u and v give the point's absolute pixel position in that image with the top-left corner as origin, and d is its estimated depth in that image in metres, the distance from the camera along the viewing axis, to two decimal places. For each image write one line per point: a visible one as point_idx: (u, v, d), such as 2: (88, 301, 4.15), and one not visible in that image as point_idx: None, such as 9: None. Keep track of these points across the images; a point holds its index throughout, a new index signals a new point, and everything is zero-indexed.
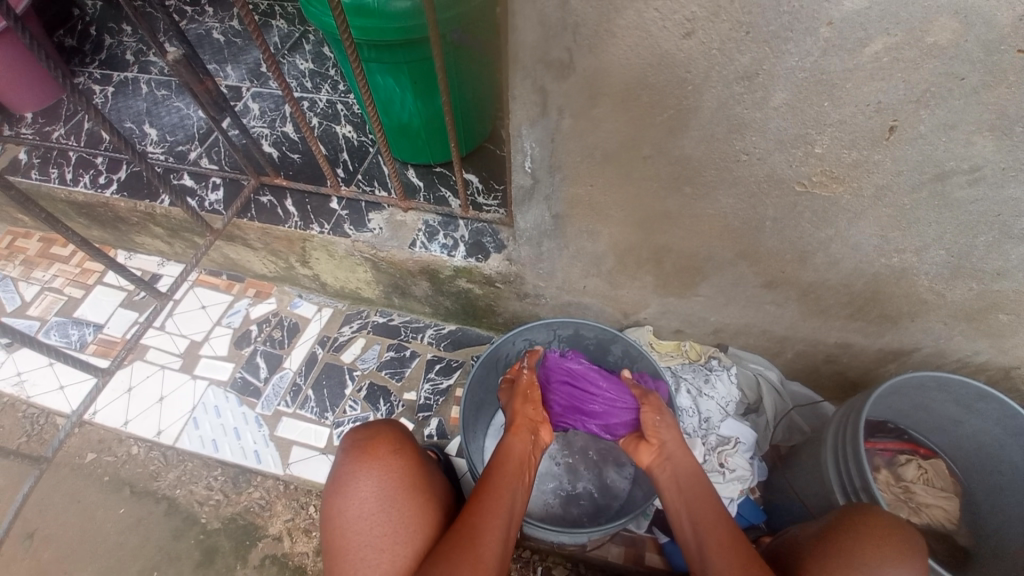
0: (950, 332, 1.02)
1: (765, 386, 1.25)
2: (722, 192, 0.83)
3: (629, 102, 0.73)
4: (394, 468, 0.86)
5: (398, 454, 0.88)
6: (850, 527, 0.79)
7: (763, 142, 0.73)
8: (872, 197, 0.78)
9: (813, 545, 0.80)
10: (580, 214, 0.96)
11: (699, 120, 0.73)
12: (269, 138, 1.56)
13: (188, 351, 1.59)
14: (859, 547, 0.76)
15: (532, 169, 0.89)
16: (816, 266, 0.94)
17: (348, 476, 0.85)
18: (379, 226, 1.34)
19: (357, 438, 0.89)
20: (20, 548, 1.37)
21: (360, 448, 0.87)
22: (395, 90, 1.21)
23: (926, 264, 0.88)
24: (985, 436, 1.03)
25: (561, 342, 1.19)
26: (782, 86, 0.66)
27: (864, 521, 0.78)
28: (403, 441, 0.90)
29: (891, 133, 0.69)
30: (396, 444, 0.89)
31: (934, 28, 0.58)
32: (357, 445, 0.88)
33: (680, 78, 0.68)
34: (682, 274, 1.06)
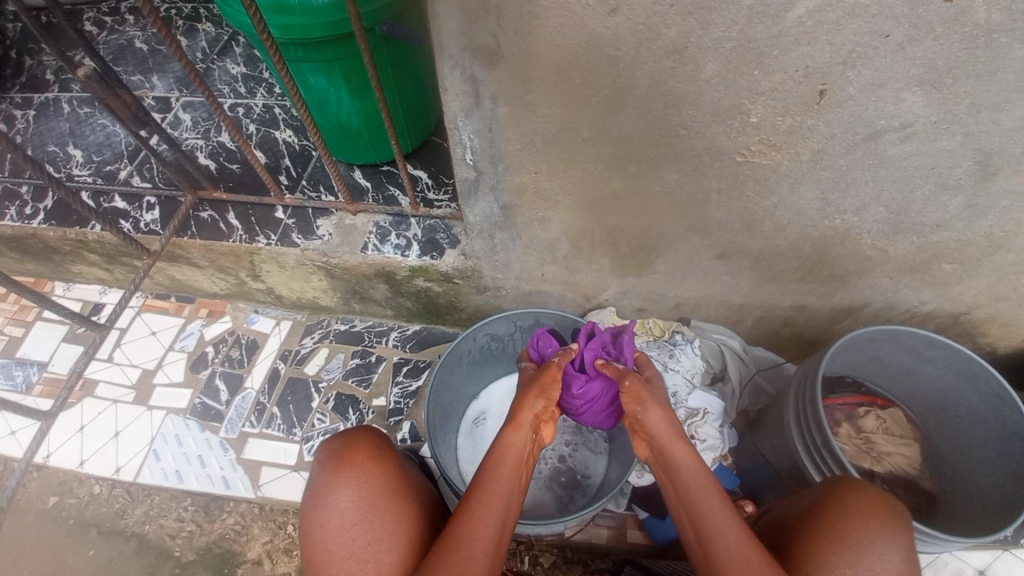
0: (897, 285, 1.05)
1: (729, 354, 1.27)
2: (666, 168, 0.83)
3: (562, 84, 0.71)
4: (374, 474, 0.84)
5: (377, 460, 0.86)
6: (847, 501, 0.78)
7: (699, 114, 0.73)
8: (810, 161, 0.78)
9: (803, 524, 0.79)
10: (528, 201, 0.94)
11: (635, 97, 0.72)
12: (204, 150, 1.49)
13: (142, 380, 1.52)
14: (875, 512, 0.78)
15: (473, 161, 0.87)
16: (765, 234, 0.95)
17: (328, 488, 0.82)
18: (329, 233, 1.29)
19: (333, 447, 0.86)
20: None
21: (337, 458, 0.85)
22: (329, 90, 1.16)
23: (867, 223, 0.89)
24: (937, 382, 1.07)
25: (522, 332, 1.17)
26: (711, 56, 0.65)
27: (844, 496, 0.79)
28: (381, 447, 0.88)
29: (822, 97, 0.69)
30: (373, 450, 0.87)
31: None
32: (333, 455, 0.85)
33: (611, 56, 0.66)
34: (637, 253, 1.06)
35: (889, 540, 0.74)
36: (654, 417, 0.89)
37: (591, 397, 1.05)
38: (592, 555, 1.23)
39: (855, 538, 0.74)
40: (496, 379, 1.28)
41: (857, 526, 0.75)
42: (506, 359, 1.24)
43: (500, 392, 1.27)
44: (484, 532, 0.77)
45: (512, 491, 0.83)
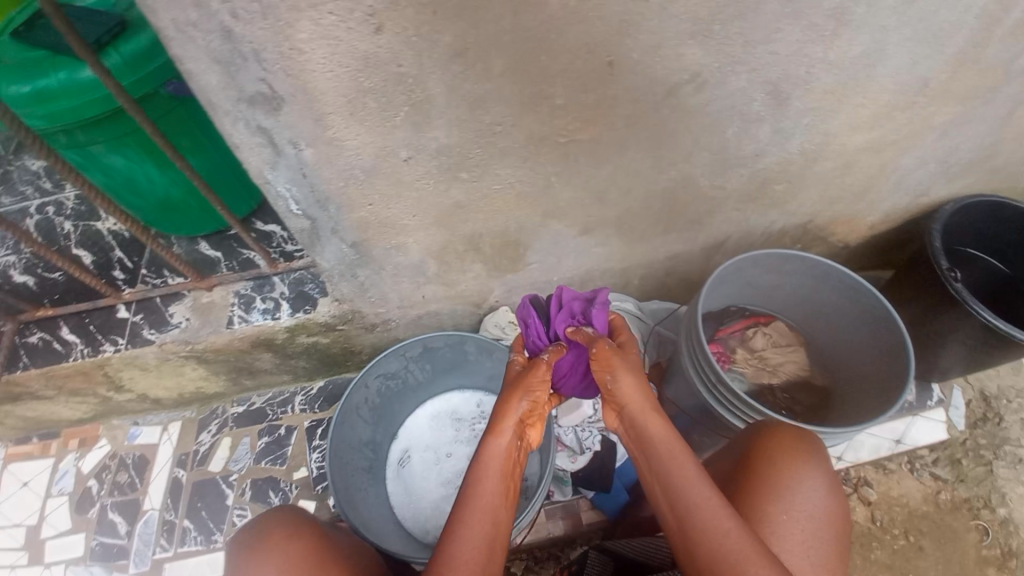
0: (745, 213, 1.12)
1: (626, 317, 1.31)
2: (498, 165, 0.81)
3: (359, 112, 0.67)
4: (296, 549, 0.76)
5: (295, 536, 0.78)
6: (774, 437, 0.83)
7: (508, 109, 0.72)
8: (627, 126, 0.80)
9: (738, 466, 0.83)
10: (377, 233, 0.90)
11: (438, 108, 0.69)
12: (17, 266, 1.29)
13: (23, 541, 1.32)
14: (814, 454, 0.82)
15: (301, 209, 0.81)
16: (615, 201, 0.97)
17: None
18: (185, 318, 1.17)
19: (246, 538, 0.79)
20: None
21: (247, 551, 0.77)
22: (138, 168, 1.04)
23: (698, 167, 0.94)
24: (804, 288, 1.16)
25: (417, 362, 1.12)
26: (495, 53, 0.64)
27: (784, 441, 0.83)
28: (301, 521, 0.81)
29: (613, 68, 0.70)
30: (288, 532, 0.78)
31: None
32: (245, 547, 0.77)
33: (397, 74, 0.63)
34: (506, 250, 1.05)
35: (813, 465, 0.81)
36: (631, 388, 0.82)
37: (564, 371, 0.98)
38: (560, 546, 1.22)
39: (787, 469, 0.79)
40: (411, 412, 1.23)
41: (787, 458, 0.81)
42: (413, 391, 1.19)
43: (420, 424, 1.23)
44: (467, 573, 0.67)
45: (498, 506, 0.73)
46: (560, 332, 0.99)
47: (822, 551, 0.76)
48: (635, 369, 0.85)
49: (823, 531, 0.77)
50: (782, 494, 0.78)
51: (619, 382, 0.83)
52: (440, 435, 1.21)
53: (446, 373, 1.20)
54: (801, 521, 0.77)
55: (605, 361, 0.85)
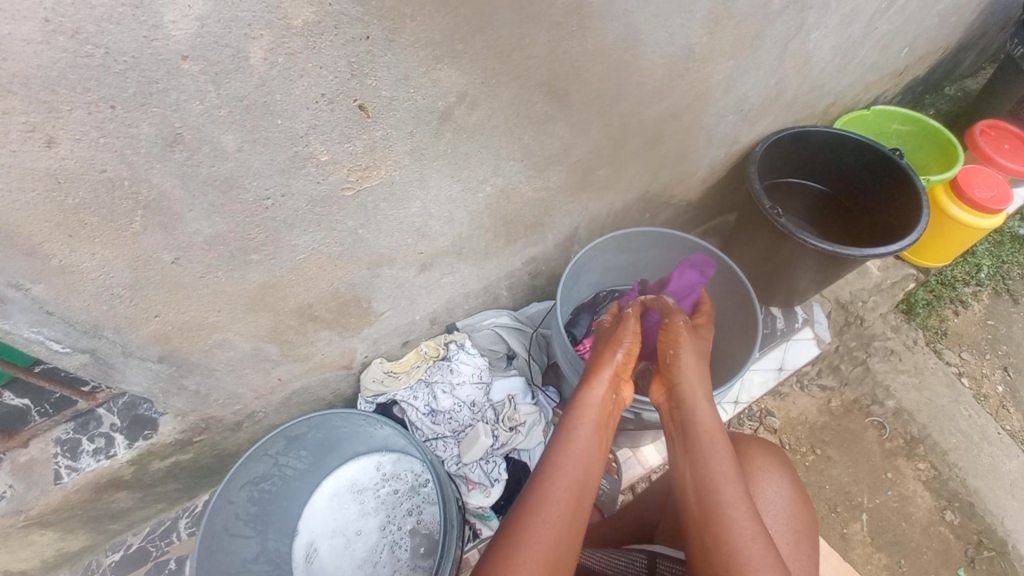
0: (581, 203, 1.13)
1: (505, 332, 1.28)
2: (291, 236, 0.73)
3: (80, 232, 0.57)
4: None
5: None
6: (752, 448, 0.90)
7: (268, 180, 0.64)
8: (415, 160, 0.75)
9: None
10: (183, 340, 0.79)
11: (179, 201, 0.60)
12: None
13: None
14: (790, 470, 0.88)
15: (70, 346, 0.69)
16: (442, 231, 0.93)
17: None
18: (7, 486, 0.98)
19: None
20: None
21: None
22: None
23: (513, 176, 0.92)
24: (655, 258, 1.22)
25: (289, 453, 1.02)
26: (218, 130, 0.56)
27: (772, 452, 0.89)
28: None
29: (366, 111, 0.64)
30: None
31: (291, 10, 0.51)
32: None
33: (105, 180, 0.54)
34: (350, 310, 0.97)
35: (782, 470, 0.87)
36: (692, 367, 0.84)
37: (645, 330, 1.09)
38: None
39: (765, 475, 0.85)
40: (308, 501, 1.12)
41: (763, 463, 0.87)
42: (299, 480, 1.08)
43: (320, 510, 1.12)
44: (541, 557, 0.65)
45: (581, 467, 0.74)
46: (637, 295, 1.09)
47: (799, 555, 0.80)
48: (698, 350, 0.88)
49: (798, 533, 0.82)
50: (761, 498, 0.83)
51: (684, 359, 0.85)
52: (346, 514, 1.11)
53: (331, 450, 1.10)
54: (778, 525, 0.82)
55: (674, 335, 0.88)
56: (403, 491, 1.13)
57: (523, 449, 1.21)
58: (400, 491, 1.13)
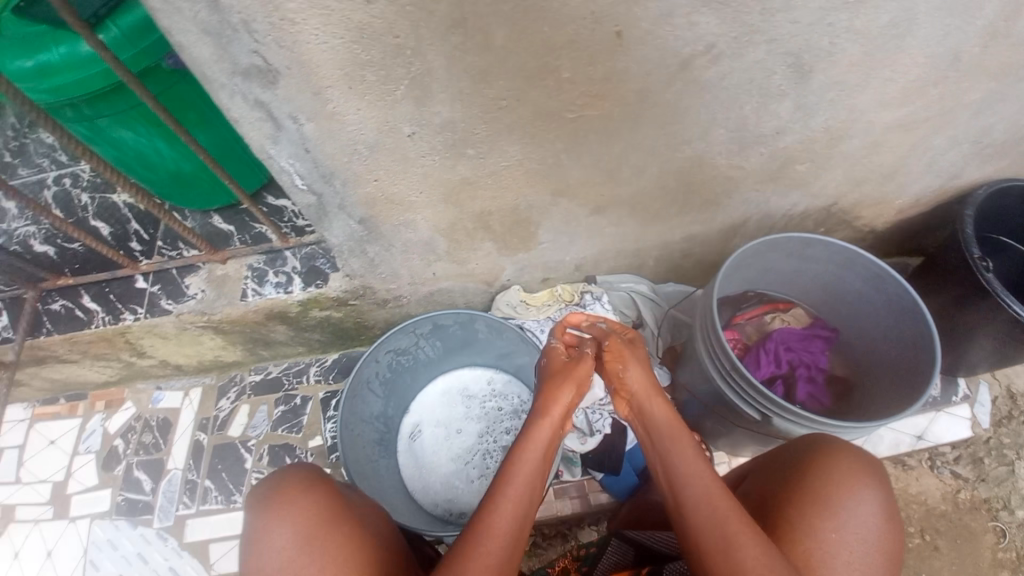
0: (767, 195, 1.08)
1: (641, 300, 1.32)
2: (504, 142, 0.79)
3: (358, 86, 0.65)
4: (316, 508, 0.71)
5: (318, 489, 0.73)
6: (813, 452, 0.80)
7: (511, 82, 0.69)
8: (638, 101, 0.76)
9: (781, 483, 0.80)
10: (383, 209, 0.89)
11: (439, 81, 0.67)
12: (38, 236, 1.30)
13: (55, 494, 1.39)
14: (875, 477, 0.76)
15: (306, 184, 0.80)
16: (628, 180, 0.94)
17: (262, 532, 0.69)
18: (201, 290, 1.19)
19: (266, 487, 0.73)
20: None
21: (269, 502, 0.71)
22: (146, 145, 1.01)
23: (718, 145, 0.90)
24: (823, 276, 1.13)
25: (427, 340, 1.11)
26: (495, 23, 0.61)
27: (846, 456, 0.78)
28: (320, 477, 0.75)
29: (621, 38, 0.66)
30: (306, 485, 0.73)
31: None
32: (267, 494, 0.72)
33: (394, 46, 0.61)
34: (516, 229, 1.03)
35: (870, 482, 0.75)
36: (641, 373, 0.88)
37: (813, 367, 1.14)
38: (568, 524, 1.26)
39: (843, 487, 0.74)
40: (423, 388, 1.23)
41: (842, 473, 0.76)
42: (423, 367, 1.19)
43: (431, 399, 1.23)
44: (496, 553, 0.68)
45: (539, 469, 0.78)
46: (818, 343, 1.17)
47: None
48: (643, 362, 0.91)
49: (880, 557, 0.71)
50: (834, 511, 0.73)
51: (631, 368, 0.89)
52: (451, 410, 1.22)
53: (457, 350, 1.19)
54: (857, 544, 0.71)
55: (616, 351, 0.92)
56: (506, 410, 1.20)
57: None
58: (503, 410, 1.21)
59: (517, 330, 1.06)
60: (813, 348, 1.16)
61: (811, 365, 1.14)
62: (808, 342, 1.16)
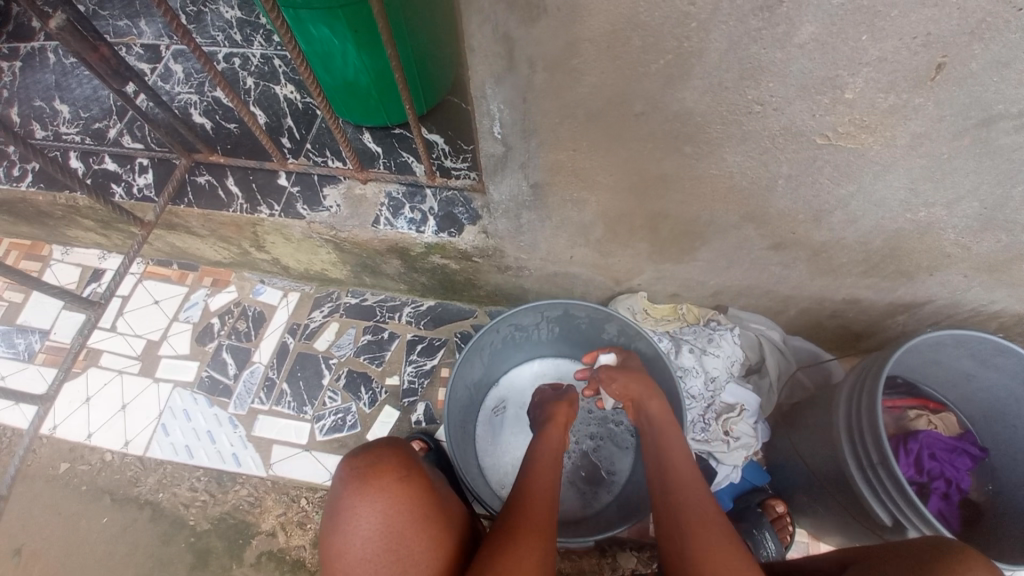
0: (970, 282, 0.95)
1: (767, 347, 1.20)
2: (729, 150, 0.70)
3: (617, 49, 0.57)
4: (399, 499, 0.76)
5: (404, 484, 0.77)
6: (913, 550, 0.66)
7: (782, 88, 0.59)
8: (906, 146, 0.66)
9: None
10: (561, 182, 0.82)
11: (704, 66, 0.58)
12: (198, 107, 1.32)
13: (147, 351, 1.46)
14: None
15: (502, 134, 0.74)
16: (832, 225, 0.83)
17: (348, 512, 0.75)
18: (336, 204, 1.17)
19: (356, 467, 0.79)
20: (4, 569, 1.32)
21: (359, 480, 0.77)
22: (334, 43, 0.99)
23: (955, 217, 0.78)
24: (999, 390, 1.01)
25: (548, 324, 1.06)
26: (810, 16, 0.51)
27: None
28: (409, 466, 0.80)
29: (939, 71, 0.56)
30: (399, 472, 0.78)
31: None
32: (356, 476, 0.77)
33: (682, 13, 0.53)
34: (680, 240, 0.95)
35: None
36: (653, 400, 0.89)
37: (953, 485, 1.04)
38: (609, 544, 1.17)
39: None
40: (518, 366, 1.18)
41: None
42: (530, 346, 1.14)
43: (524, 380, 1.18)
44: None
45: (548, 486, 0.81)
46: (965, 459, 1.05)
47: None
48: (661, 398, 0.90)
49: None
50: None
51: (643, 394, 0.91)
52: None
53: (569, 341, 1.13)
54: None
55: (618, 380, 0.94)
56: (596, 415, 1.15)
57: (716, 457, 1.13)
58: (594, 414, 1.15)
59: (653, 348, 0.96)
60: (959, 465, 1.04)
61: (952, 482, 1.04)
62: (955, 456, 1.05)
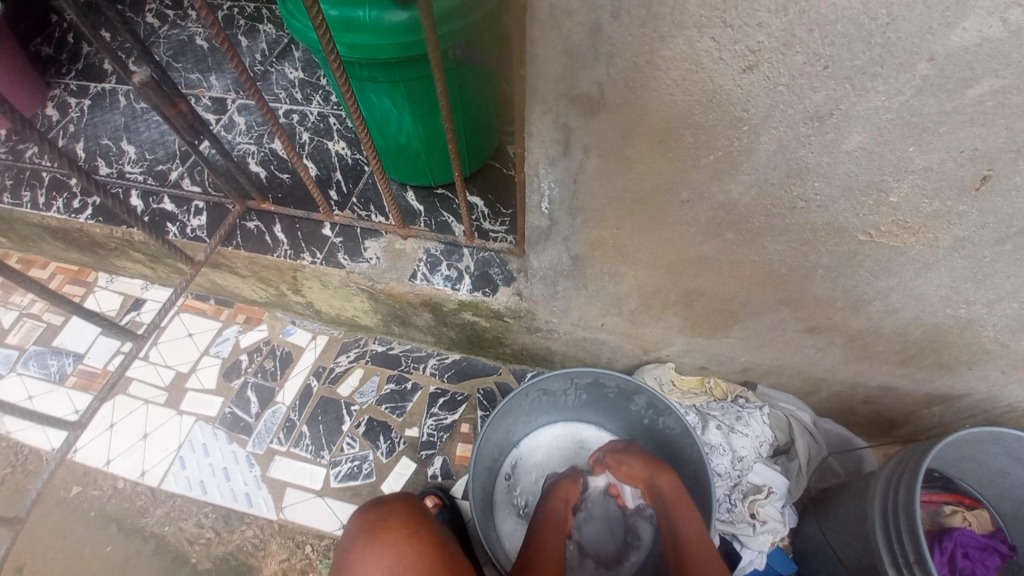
0: (1010, 379, 0.94)
1: (797, 428, 1.16)
2: (770, 239, 0.72)
3: (668, 143, 0.61)
4: (406, 553, 0.73)
5: (413, 538, 0.75)
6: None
7: (827, 187, 0.62)
8: (948, 248, 0.67)
9: None
10: (601, 255, 0.84)
11: (752, 163, 0.61)
12: (256, 156, 1.40)
13: (174, 383, 1.49)
14: None
15: (549, 210, 0.77)
16: (870, 315, 0.84)
17: (355, 562, 0.73)
18: (376, 256, 1.21)
19: (367, 519, 0.77)
20: None
21: (370, 530, 0.76)
22: (392, 111, 1.06)
23: (997, 316, 0.78)
24: None
25: (576, 390, 1.07)
26: (859, 127, 0.54)
27: None
28: (419, 522, 0.78)
29: (984, 182, 0.57)
30: (409, 526, 0.76)
31: None
32: (366, 527, 0.76)
33: (735, 117, 0.56)
34: (713, 317, 0.96)
35: None
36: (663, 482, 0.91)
37: None
38: None
39: None
40: (542, 429, 1.17)
41: None
42: (555, 411, 1.13)
43: (548, 444, 1.16)
44: None
45: None
46: (994, 560, 1.00)
47: None
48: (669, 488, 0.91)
49: None
50: None
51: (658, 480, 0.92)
52: (564, 467, 1.14)
53: (596, 409, 1.12)
54: None
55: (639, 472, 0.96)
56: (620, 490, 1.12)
57: (739, 540, 1.09)
58: None
59: (684, 422, 0.95)
60: (987, 565, 1.00)
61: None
62: (983, 557, 1.00)
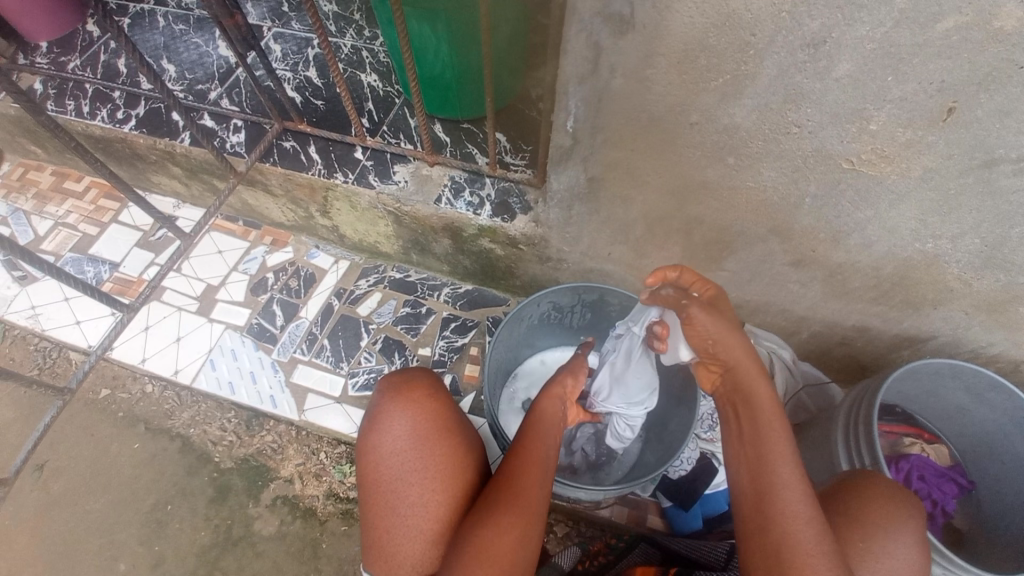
0: (970, 321, 1.05)
1: (777, 364, 1.29)
2: (766, 165, 0.82)
3: (685, 65, 0.70)
4: (429, 410, 0.86)
5: (434, 399, 0.88)
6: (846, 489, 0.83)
7: (818, 114, 0.72)
8: (919, 179, 0.77)
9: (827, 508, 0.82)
10: (615, 177, 0.94)
11: (755, 87, 0.70)
12: (292, 82, 1.48)
13: (204, 294, 1.60)
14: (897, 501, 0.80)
15: (573, 129, 0.87)
16: (849, 247, 0.94)
17: (384, 413, 0.86)
18: (405, 179, 1.31)
19: (393, 381, 0.90)
20: (26, 482, 1.42)
21: (397, 389, 0.88)
22: (430, 39, 1.15)
23: (959, 252, 0.89)
24: (989, 423, 1.10)
25: (581, 308, 1.19)
26: (847, 56, 0.64)
27: (867, 487, 0.82)
28: (439, 388, 0.91)
29: (950, 114, 0.67)
30: (431, 389, 0.89)
31: (1003, 13, 0.56)
32: (393, 387, 0.89)
33: (743, 41, 0.65)
34: (710, 247, 1.06)
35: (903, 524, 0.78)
36: (729, 344, 0.75)
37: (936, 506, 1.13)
38: (606, 534, 1.26)
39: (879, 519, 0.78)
40: (547, 347, 1.29)
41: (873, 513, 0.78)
42: (560, 330, 1.25)
43: (552, 360, 1.29)
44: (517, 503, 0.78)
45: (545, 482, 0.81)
46: (950, 487, 1.14)
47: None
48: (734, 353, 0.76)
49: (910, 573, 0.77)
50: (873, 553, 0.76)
51: (725, 345, 0.75)
52: None
53: (598, 330, 1.24)
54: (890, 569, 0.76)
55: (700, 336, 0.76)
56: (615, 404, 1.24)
57: (717, 459, 1.21)
58: None
59: None
60: (944, 490, 1.13)
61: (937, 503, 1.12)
62: (941, 482, 1.13)
